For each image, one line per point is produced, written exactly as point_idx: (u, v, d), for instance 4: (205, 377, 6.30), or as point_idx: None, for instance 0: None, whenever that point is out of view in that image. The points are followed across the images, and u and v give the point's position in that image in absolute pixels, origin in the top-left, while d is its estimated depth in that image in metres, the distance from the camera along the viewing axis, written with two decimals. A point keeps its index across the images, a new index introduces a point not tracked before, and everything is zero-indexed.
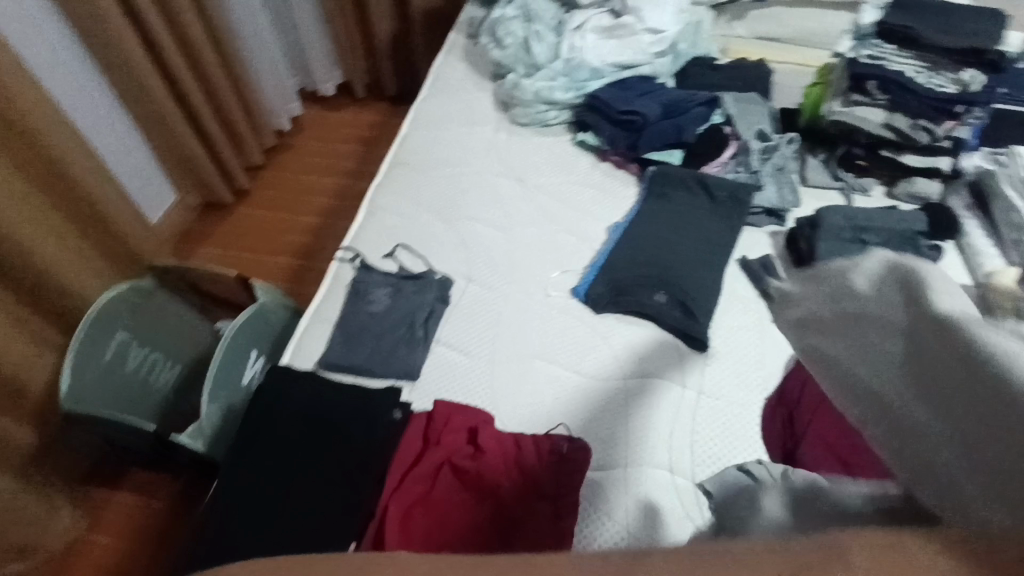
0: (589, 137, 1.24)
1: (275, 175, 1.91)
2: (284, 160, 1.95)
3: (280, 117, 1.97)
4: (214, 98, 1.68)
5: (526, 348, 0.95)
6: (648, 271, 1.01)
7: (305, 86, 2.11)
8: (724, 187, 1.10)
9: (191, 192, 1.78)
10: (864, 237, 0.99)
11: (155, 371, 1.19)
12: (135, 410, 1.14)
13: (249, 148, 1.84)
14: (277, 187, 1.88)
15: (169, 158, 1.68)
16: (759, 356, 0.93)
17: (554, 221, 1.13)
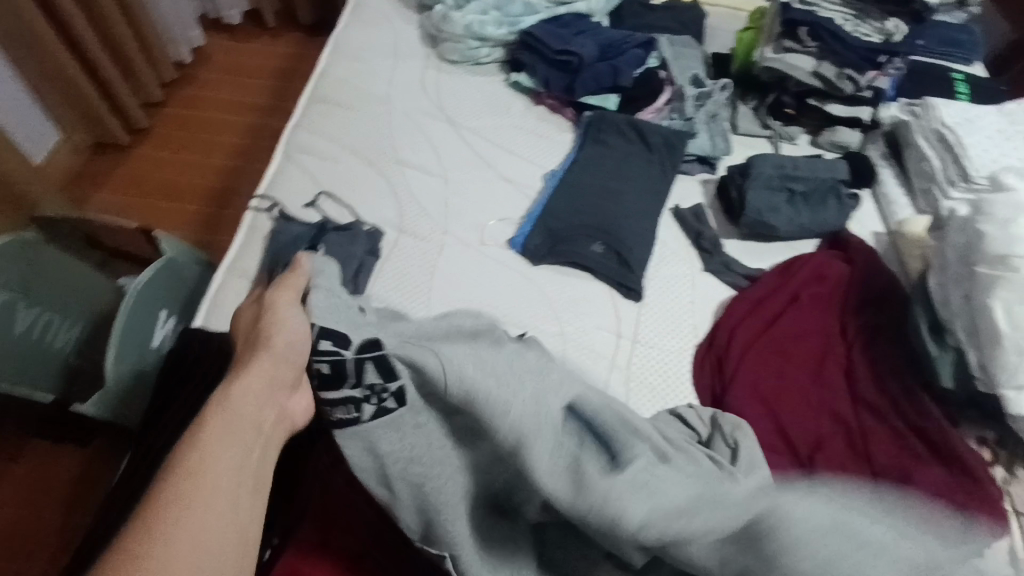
0: (523, 78, 1.18)
1: (176, 112, 1.73)
2: (186, 95, 1.76)
3: (179, 46, 1.76)
4: (101, 24, 1.47)
5: (465, 301, 0.92)
6: (586, 220, 0.99)
7: (206, 12, 1.89)
8: (659, 134, 1.08)
9: (80, 130, 1.58)
10: (794, 186, 1.01)
11: (50, 332, 1.04)
12: (26, 376, 1.00)
13: (144, 80, 1.64)
14: (181, 125, 1.70)
15: (48, 90, 1.48)
16: (691, 302, 0.95)
17: (488, 167, 1.08)
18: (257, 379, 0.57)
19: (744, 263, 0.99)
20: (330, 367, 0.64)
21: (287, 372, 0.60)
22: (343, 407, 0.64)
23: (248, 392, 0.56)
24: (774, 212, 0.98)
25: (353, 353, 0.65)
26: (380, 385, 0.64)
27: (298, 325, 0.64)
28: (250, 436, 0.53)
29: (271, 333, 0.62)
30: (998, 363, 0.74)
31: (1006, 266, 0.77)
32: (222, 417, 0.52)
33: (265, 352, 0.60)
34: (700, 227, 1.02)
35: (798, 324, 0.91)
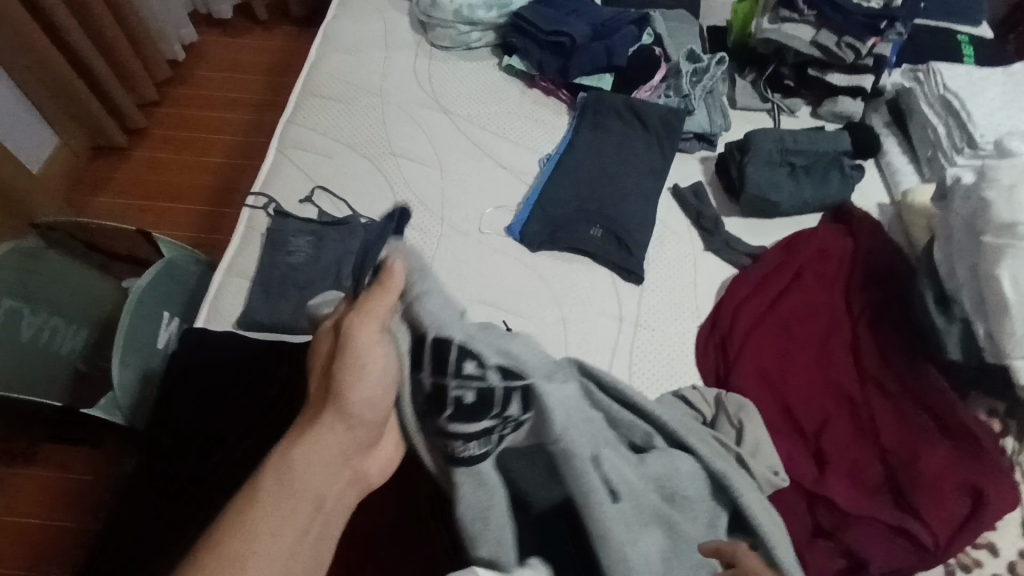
0: (516, 62, 1.16)
1: (171, 112, 1.72)
2: (180, 94, 1.76)
3: (171, 45, 1.75)
4: (91, 27, 1.46)
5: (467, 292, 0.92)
6: (583, 205, 0.98)
7: (196, 8, 1.87)
8: (657, 113, 1.06)
9: (76, 133, 1.57)
10: (796, 160, 0.99)
11: (57, 339, 1.05)
12: (32, 381, 1.01)
13: (137, 81, 1.63)
14: (176, 125, 1.70)
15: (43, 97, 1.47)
16: (693, 282, 0.94)
17: (483, 154, 1.07)
18: (323, 452, 0.52)
19: (746, 241, 0.97)
20: (475, 396, 0.58)
21: (365, 428, 0.54)
22: (472, 441, 0.59)
23: (312, 465, 0.51)
24: (775, 188, 0.96)
25: (500, 381, 0.60)
26: (517, 416, 0.61)
27: (384, 358, 0.56)
28: (307, 521, 0.49)
29: (352, 379, 0.54)
30: (1007, 334, 0.73)
31: (1013, 234, 0.75)
32: (278, 496, 0.49)
33: (335, 404, 0.53)
34: (700, 206, 1.00)
35: (803, 301, 0.90)
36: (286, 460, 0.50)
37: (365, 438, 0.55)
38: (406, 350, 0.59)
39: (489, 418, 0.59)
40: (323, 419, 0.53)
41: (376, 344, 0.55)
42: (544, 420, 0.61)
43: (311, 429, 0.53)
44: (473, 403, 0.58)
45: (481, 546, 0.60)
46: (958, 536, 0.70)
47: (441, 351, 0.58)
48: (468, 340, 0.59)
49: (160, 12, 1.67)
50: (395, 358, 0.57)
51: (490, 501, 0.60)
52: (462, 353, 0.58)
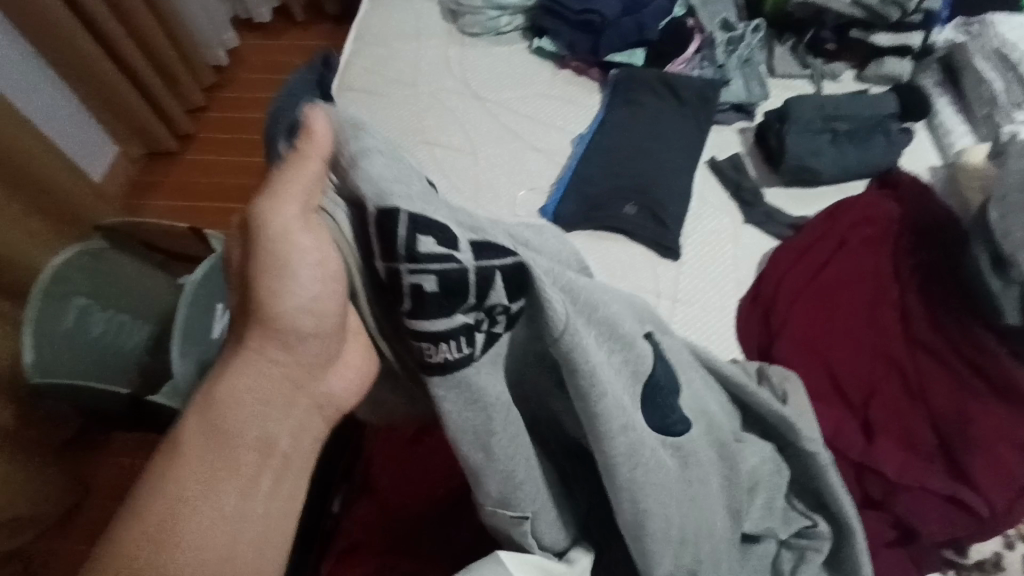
0: (546, 43, 1.15)
1: (218, 116, 1.80)
2: (226, 98, 1.83)
3: (215, 52, 1.82)
4: (141, 37, 1.53)
5: None
6: (618, 183, 0.98)
7: (238, 14, 1.94)
8: (691, 86, 1.04)
9: (133, 141, 1.66)
10: (836, 125, 0.96)
11: (123, 334, 1.11)
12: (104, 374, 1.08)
13: (186, 88, 1.71)
14: (224, 128, 1.77)
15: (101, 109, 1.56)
16: (733, 256, 0.92)
17: (516, 137, 1.08)
18: (246, 396, 0.43)
19: (788, 212, 0.95)
20: (440, 282, 0.40)
21: (300, 349, 0.44)
22: (443, 344, 0.41)
23: (233, 415, 0.43)
24: (816, 155, 0.93)
25: (475, 260, 0.42)
26: (503, 306, 0.43)
27: (315, 250, 0.41)
28: (246, 476, 0.43)
29: (271, 290, 0.42)
30: None
31: None
32: (203, 456, 0.43)
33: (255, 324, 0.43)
34: (739, 177, 0.98)
35: (850, 267, 0.88)
36: (208, 408, 0.44)
37: (308, 359, 0.44)
38: (347, 231, 0.43)
39: (463, 309, 0.42)
40: (243, 349, 0.43)
41: (299, 233, 0.41)
42: (544, 317, 0.43)
43: (233, 361, 0.44)
44: (438, 292, 0.40)
45: (488, 487, 0.47)
46: (1017, 503, 0.69)
47: (382, 220, 0.40)
48: (418, 209, 0.41)
49: (204, 20, 1.74)
50: (332, 245, 0.42)
51: (490, 426, 0.44)
52: (413, 226, 0.40)
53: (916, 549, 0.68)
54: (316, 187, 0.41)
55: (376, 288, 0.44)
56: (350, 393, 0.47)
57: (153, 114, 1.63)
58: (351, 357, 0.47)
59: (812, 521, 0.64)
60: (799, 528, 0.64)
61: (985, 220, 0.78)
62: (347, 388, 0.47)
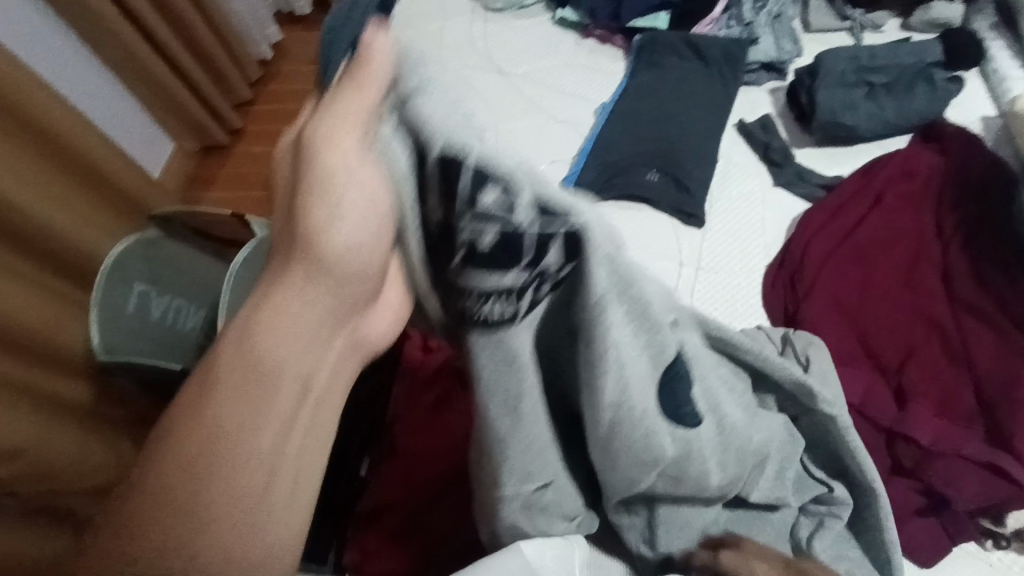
0: (568, 13, 1.13)
1: (265, 109, 1.87)
2: (271, 91, 1.90)
3: (260, 47, 1.87)
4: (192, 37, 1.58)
5: None
6: (640, 149, 0.95)
7: (281, 9, 1.98)
8: (718, 46, 0.98)
9: (186, 137, 1.75)
10: (875, 76, 0.91)
11: (180, 317, 1.20)
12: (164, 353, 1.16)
13: (233, 83, 1.78)
14: (271, 120, 1.85)
15: (158, 108, 1.64)
16: (761, 220, 0.89)
17: (539, 109, 1.07)
18: (280, 338, 0.46)
19: (821, 172, 0.91)
20: (496, 240, 0.40)
21: (341, 287, 0.48)
22: (489, 301, 0.42)
23: (267, 351, 0.46)
24: (850, 110, 0.88)
25: (535, 221, 0.40)
26: (551, 271, 0.42)
27: (371, 186, 0.44)
28: (272, 411, 0.46)
29: (318, 230, 0.46)
30: None
31: None
32: (235, 390, 0.45)
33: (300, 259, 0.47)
34: (768, 138, 0.93)
35: (885, 225, 0.83)
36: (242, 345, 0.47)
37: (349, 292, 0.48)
38: (403, 179, 0.42)
39: (515, 269, 0.41)
40: (283, 282, 0.47)
41: (346, 171, 0.45)
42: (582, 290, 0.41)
43: (274, 299, 0.47)
44: (491, 250, 0.41)
45: (512, 460, 0.48)
46: None
47: (446, 178, 0.40)
48: (488, 151, 0.39)
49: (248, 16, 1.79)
50: (384, 186, 0.44)
51: (521, 388, 0.45)
52: (476, 175, 0.39)
53: (949, 516, 0.65)
54: (372, 122, 0.43)
55: (427, 242, 0.44)
56: (386, 332, 0.53)
57: (205, 110, 1.71)
58: (392, 293, 0.52)
59: (828, 487, 0.63)
60: (816, 495, 0.63)
61: None
62: (384, 330, 0.52)
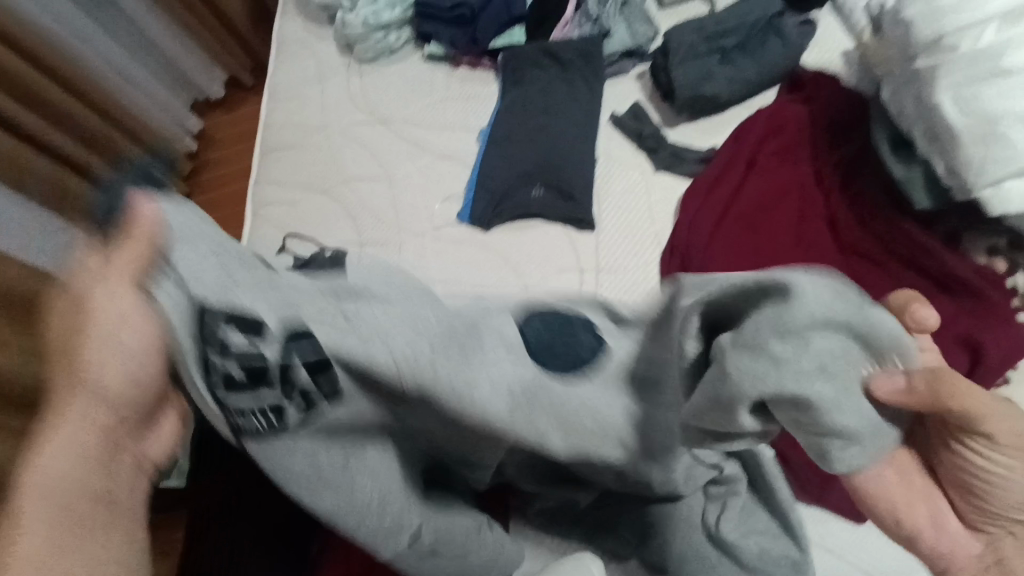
0: (434, 48, 1.12)
1: (204, 200, 1.79)
2: (207, 180, 1.82)
3: (182, 139, 1.74)
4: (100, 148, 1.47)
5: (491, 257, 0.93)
6: (521, 169, 0.96)
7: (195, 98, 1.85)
8: (571, 47, 1.01)
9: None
10: (724, 41, 0.91)
11: None
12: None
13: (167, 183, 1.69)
14: (213, 209, 1.78)
15: None
16: (649, 210, 0.89)
17: (425, 151, 1.06)
18: (66, 427, 0.44)
19: (697, 147, 0.92)
20: (244, 365, 0.47)
21: (120, 375, 0.45)
22: (266, 407, 0.48)
23: (70, 417, 0.44)
24: (707, 81, 0.89)
25: (280, 338, 0.47)
26: (304, 384, 0.48)
27: (130, 326, 0.45)
28: (84, 474, 0.44)
29: (77, 330, 0.45)
30: (965, 164, 0.62)
31: (945, 48, 0.63)
32: (47, 430, 0.44)
33: (78, 349, 0.45)
34: (641, 126, 0.93)
35: (766, 186, 0.85)
36: (55, 401, 0.46)
37: (129, 392, 0.46)
38: (176, 314, 0.44)
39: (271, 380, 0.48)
40: (60, 359, 0.46)
41: (114, 301, 0.44)
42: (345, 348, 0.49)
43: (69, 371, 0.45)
44: (244, 373, 0.47)
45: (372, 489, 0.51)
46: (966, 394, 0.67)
47: (208, 335, 0.46)
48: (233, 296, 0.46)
49: (159, 113, 1.65)
50: (153, 326, 0.45)
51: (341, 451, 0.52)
52: (227, 322, 0.46)
53: None
54: (147, 280, 0.44)
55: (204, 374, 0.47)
56: (166, 452, 0.51)
57: None
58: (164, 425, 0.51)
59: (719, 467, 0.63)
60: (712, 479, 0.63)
61: (883, 99, 0.74)
62: (160, 449, 0.50)
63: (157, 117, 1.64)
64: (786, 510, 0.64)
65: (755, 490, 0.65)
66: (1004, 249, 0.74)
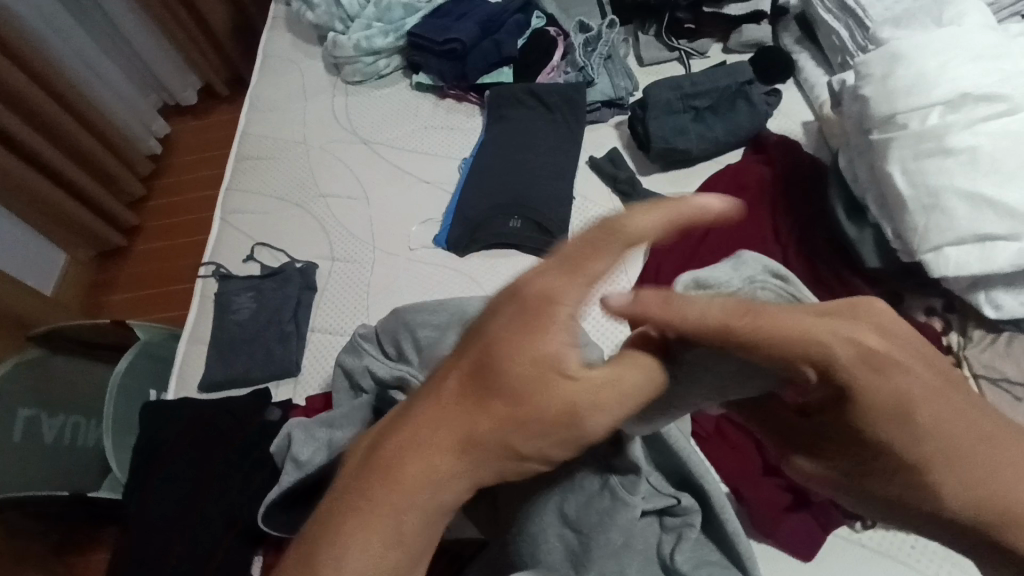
0: (423, 77, 1.15)
1: (162, 204, 1.74)
2: (168, 184, 1.76)
3: (147, 140, 1.70)
4: (56, 137, 1.42)
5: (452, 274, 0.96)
6: (499, 201, 0.99)
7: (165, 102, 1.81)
8: (556, 92, 1.06)
9: (80, 246, 1.60)
10: (697, 102, 0.98)
11: (80, 435, 1.11)
12: (70, 479, 1.07)
13: (124, 182, 1.63)
14: (172, 214, 1.72)
15: (47, 223, 1.48)
16: None
17: (405, 174, 1.07)
18: (446, 437, 0.41)
19: (668, 195, 0.97)
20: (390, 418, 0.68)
21: (600, 407, 0.40)
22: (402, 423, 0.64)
23: (529, 420, 0.40)
24: (680, 136, 0.95)
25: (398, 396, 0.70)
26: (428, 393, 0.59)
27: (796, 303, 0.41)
28: (407, 524, 0.40)
29: (518, 333, 0.40)
30: (910, 230, 0.68)
31: (897, 125, 0.70)
32: (497, 435, 0.40)
33: (512, 360, 0.40)
34: (616, 171, 0.98)
35: (729, 237, 0.90)
36: (380, 440, 0.43)
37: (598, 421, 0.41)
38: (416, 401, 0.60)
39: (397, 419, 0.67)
40: (499, 337, 0.40)
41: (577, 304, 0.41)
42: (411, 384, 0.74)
43: (404, 419, 0.42)
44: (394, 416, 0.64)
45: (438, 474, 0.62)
46: None
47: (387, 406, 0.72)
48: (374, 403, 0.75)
49: (124, 110, 1.61)
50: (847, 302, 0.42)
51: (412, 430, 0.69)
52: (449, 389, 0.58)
53: (816, 508, 0.68)
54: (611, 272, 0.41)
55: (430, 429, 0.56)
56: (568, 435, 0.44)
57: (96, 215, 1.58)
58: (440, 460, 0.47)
59: (675, 498, 0.66)
60: (667, 508, 0.66)
61: (839, 168, 0.81)
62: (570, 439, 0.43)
63: (122, 114, 1.60)
64: (735, 544, 0.65)
65: (709, 528, 0.68)
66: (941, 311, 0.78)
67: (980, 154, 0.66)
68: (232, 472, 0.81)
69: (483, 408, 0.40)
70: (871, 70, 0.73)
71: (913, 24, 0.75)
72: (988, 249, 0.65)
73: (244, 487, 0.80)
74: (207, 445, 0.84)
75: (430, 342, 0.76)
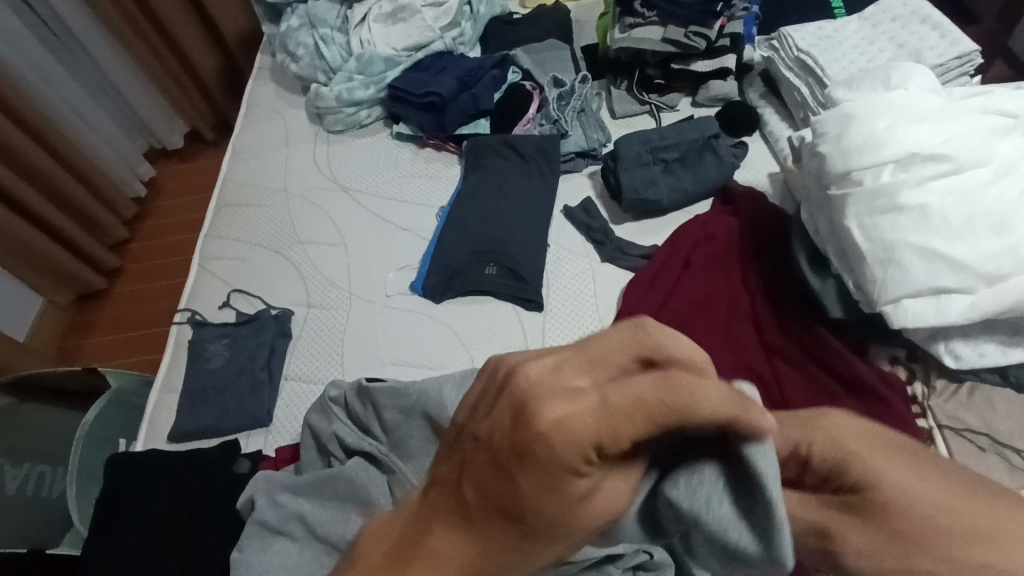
0: (403, 128, 1.18)
1: (144, 247, 1.73)
2: (151, 227, 1.76)
3: (132, 184, 1.70)
4: (41, 182, 1.43)
5: (431, 318, 0.96)
6: (474, 248, 1.00)
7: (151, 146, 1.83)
8: (531, 143, 1.09)
9: (59, 291, 1.58)
10: (667, 154, 1.02)
11: (45, 486, 1.08)
12: (30, 534, 1.02)
13: (108, 227, 1.63)
14: (153, 257, 1.72)
15: (25, 267, 1.47)
16: (593, 296, 0.95)
17: (383, 222, 1.08)
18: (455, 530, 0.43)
19: (639, 244, 0.99)
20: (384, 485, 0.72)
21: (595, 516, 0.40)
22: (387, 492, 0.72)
23: (549, 528, 0.40)
24: (651, 187, 0.98)
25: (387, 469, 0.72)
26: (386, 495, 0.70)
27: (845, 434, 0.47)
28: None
29: (530, 463, 0.38)
30: (870, 282, 0.70)
31: (852, 181, 0.73)
32: (521, 541, 0.42)
33: (528, 488, 0.38)
34: (590, 220, 1.01)
35: (699, 286, 0.91)
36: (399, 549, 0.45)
37: (609, 516, 0.42)
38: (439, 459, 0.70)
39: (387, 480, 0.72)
40: (511, 463, 0.38)
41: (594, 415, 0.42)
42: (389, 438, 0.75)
43: (425, 529, 0.45)
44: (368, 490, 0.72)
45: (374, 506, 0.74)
46: None
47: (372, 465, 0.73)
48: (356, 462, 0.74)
49: (109, 156, 1.62)
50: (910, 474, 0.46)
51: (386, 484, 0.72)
52: None
53: None
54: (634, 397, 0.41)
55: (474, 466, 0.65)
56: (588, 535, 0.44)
57: (77, 260, 1.57)
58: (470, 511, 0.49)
59: (649, 552, 0.65)
60: (640, 565, 0.64)
61: (803, 220, 0.83)
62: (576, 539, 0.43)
63: (108, 159, 1.61)
64: None
65: None
66: (905, 359, 0.81)
67: (930, 211, 0.69)
68: (198, 528, 0.80)
69: (496, 525, 0.41)
70: (828, 128, 0.76)
71: (864, 86, 0.80)
72: (942, 301, 0.68)
73: (208, 547, 0.78)
74: (175, 499, 0.82)
75: (399, 424, 0.74)
